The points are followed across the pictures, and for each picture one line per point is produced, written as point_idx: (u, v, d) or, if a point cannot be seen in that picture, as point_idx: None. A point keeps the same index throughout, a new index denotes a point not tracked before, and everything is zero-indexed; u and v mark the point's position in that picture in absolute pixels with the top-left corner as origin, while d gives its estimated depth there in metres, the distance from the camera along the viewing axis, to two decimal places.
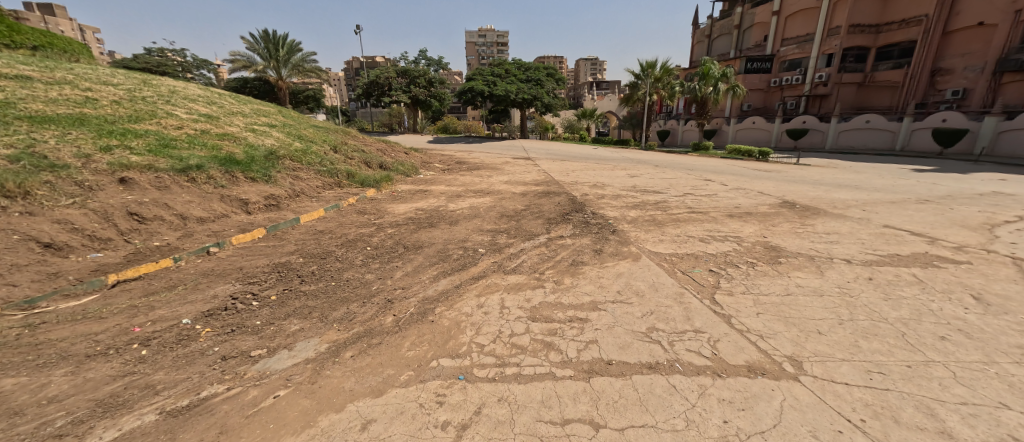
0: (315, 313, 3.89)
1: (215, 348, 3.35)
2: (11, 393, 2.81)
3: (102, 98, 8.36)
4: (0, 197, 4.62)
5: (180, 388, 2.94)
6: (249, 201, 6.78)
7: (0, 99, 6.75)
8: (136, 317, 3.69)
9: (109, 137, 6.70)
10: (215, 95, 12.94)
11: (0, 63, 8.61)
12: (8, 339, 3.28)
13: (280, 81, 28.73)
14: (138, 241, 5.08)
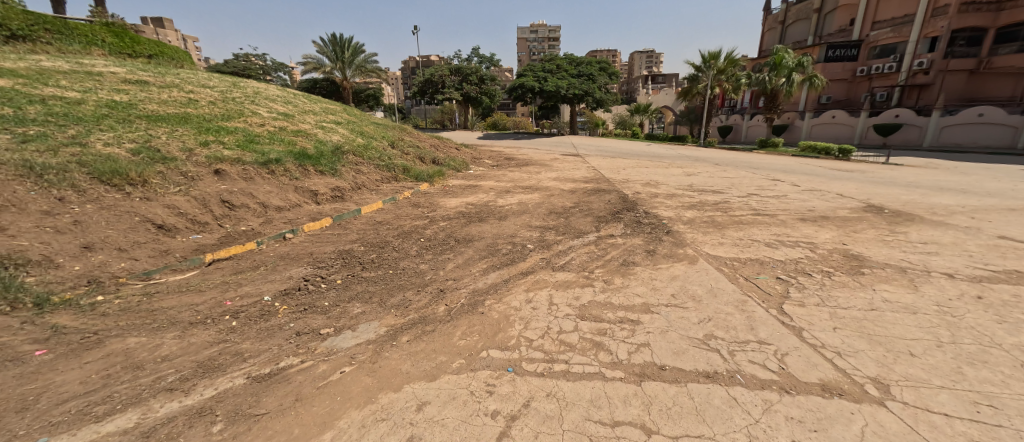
0: (375, 298, 4.17)
1: (291, 324, 3.71)
2: (135, 349, 3.33)
3: (201, 99, 9.53)
4: (125, 184, 5.46)
5: (262, 357, 3.30)
6: (318, 192, 7.36)
7: (125, 101, 7.95)
8: (227, 292, 4.20)
9: (207, 133, 7.63)
10: (290, 95, 14.14)
11: (126, 71, 10.15)
12: (131, 304, 3.89)
13: (345, 81, 30.63)
14: (228, 226, 5.75)
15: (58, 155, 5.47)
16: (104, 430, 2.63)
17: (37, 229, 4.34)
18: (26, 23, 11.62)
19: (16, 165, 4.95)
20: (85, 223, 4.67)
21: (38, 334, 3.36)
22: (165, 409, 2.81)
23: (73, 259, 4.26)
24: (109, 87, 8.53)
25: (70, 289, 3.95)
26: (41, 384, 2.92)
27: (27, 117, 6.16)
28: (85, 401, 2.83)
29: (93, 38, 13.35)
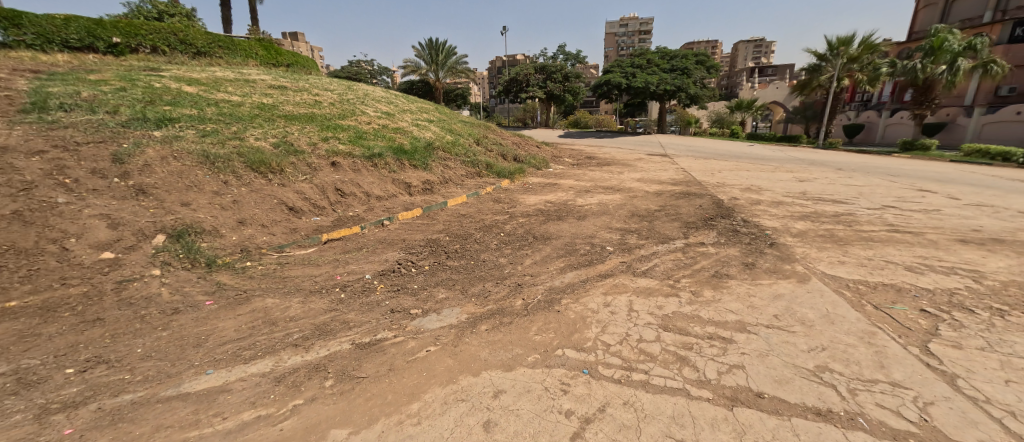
0: (458, 286, 4.40)
1: (387, 301, 4.10)
2: (273, 307, 3.98)
3: (324, 101, 10.90)
4: (268, 172, 6.52)
5: (364, 328, 3.69)
6: (411, 184, 7.94)
7: (270, 104, 9.46)
8: (338, 268, 4.79)
9: (327, 130, 8.72)
10: (393, 96, 15.45)
11: (271, 78, 12.10)
12: (268, 270, 4.67)
13: (438, 82, 31.62)
14: (339, 211, 6.52)
15: (224, 146, 6.73)
16: (248, 373, 3.11)
17: (209, 205, 5.44)
18: (206, 42, 14.47)
19: (197, 155, 6.24)
20: (240, 202, 5.71)
21: (208, 287, 4.23)
22: (291, 361, 3.24)
23: (231, 230, 5.24)
24: (260, 92, 10.24)
25: (228, 255, 4.87)
26: (207, 329, 3.61)
27: (206, 116, 7.67)
28: (238, 345, 3.41)
29: (249, 52, 15.98)
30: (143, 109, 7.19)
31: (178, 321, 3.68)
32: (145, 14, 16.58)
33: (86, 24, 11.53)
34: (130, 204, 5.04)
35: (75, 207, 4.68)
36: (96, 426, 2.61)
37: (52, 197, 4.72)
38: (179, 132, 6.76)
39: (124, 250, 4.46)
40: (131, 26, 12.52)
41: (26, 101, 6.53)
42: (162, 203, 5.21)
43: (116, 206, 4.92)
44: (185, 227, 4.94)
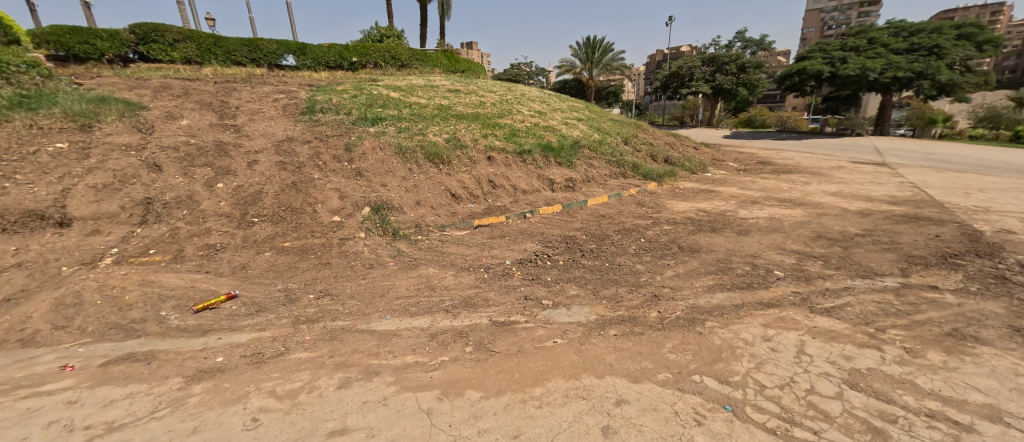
0: (590, 285, 4.41)
1: (522, 288, 4.37)
2: (433, 275, 4.62)
3: (487, 101, 11.98)
4: (439, 163, 7.52)
5: (500, 308, 4.00)
6: (554, 181, 8.13)
7: (446, 104, 10.85)
8: (486, 250, 5.29)
9: (488, 128, 9.56)
10: (547, 95, 16.12)
11: (449, 83, 13.86)
12: (432, 245, 5.44)
13: (591, 80, 31.33)
14: (490, 200, 7.13)
15: (412, 140, 7.99)
16: (412, 326, 3.64)
17: (398, 187, 6.59)
18: (409, 56, 17.14)
19: (395, 147, 7.57)
20: (418, 187, 6.76)
21: (392, 251, 5.15)
22: (443, 324, 3.69)
23: (410, 209, 6.24)
24: (440, 95, 11.84)
25: (407, 228, 5.82)
26: (387, 284, 4.38)
27: (402, 116, 9.24)
28: (407, 301, 4.05)
29: (437, 63, 18.35)
30: (366, 111, 9.05)
31: (371, 274, 4.59)
32: (372, 37, 20.52)
33: (339, 49, 15.25)
34: (354, 183, 6.49)
35: (325, 183, 6.27)
36: (323, 338, 3.41)
37: (311, 174, 6.42)
38: (385, 128, 8.29)
39: (346, 216, 5.78)
40: (363, 48, 15.79)
41: (304, 106, 8.96)
42: (371, 183, 6.54)
43: (343, 184, 6.36)
44: (382, 203, 6.09)
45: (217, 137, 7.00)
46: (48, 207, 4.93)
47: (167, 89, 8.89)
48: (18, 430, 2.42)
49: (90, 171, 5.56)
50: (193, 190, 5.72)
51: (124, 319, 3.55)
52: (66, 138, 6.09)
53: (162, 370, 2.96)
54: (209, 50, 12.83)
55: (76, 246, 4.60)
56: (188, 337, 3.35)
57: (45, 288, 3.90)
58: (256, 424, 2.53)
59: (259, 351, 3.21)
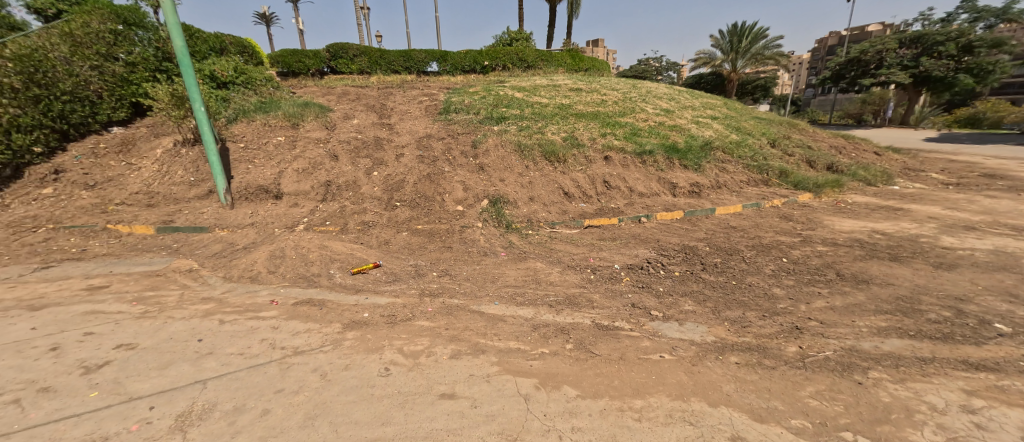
0: (709, 303, 4.07)
1: (629, 294, 4.24)
2: (541, 269, 4.76)
3: (608, 100, 11.71)
4: (555, 161, 7.62)
5: (605, 311, 3.95)
6: (677, 185, 7.58)
7: (566, 103, 10.94)
8: (594, 251, 5.25)
9: (607, 127, 9.35)
10: (676, 92, 15.14)
11: (570, 82, 13.93)
12: (542, 240, 5.59)
13: (733, 73, 27.13)
14: (602, 201, 7.02)
15: (531, 138, 8.25)
16: (517, 314, 3.83)
17: (515, 183, 6.90)
18: (535, 57, 17.55)
19: (515, 145, 7.90)
20: (533, 183, 6.99)
21: (504, 243, 5.47)
22: (545, 317, 3.80)
23: (524, 204, 6.49)
24: (562, 94, 11.96)
25: (519, 223, 6.07)
26: (497, 273, 4.66)
27: (525, 115, 9.59)
28: (515, 291, 4.27)
29: (561, 62, 18.28)
30: (492, 111, 9.61)
31: (485, 262, 4.94)
32: (502, 41, 21.46)
33: (474, 55, 16.48)
34: (477, 177, 6.98)
35: (453, 175, 6.85)
36: (442, 312, 3.79)
37: (442, 167, 7.10)
38: (507, 126, 8.71)
39: (467, 206, 6.27)
40: (494, 51, 16.80)
41: (440, 108, 9.93)
42: (491, 178, 6.97)
43: (467, 178, 6.87)
44: (498, 196, 6.45)
45: (376, 134, 8.16)
46: (270, 183, 6.41)
47: (346, 94, 10.73)
48: (246, 340, 3.20)
49: (296, 158, 6.98)
50: (358, 176, 6.81)
51: (307, 271, 4.45)
52: (280, 133, 7.68)
53: (330, 316, 3.62)
54: (377, 61, 15.00)
55: (285, 214, 5.94)
56: (344, 294, 4.04)
57: (255, 243, 5.08)
58: (387, 373, 2.95)
59: (393, 313, 3.72)
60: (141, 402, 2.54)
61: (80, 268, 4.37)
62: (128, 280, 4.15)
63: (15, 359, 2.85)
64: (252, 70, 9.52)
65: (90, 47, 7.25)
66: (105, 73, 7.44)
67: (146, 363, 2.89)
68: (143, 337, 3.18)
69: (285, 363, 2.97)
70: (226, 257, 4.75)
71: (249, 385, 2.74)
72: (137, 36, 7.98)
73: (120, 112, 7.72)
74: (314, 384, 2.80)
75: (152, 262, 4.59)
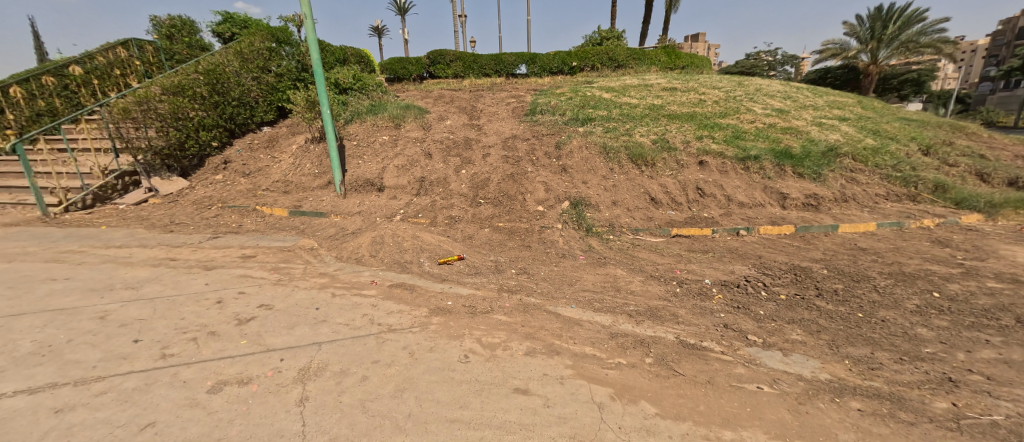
0: (823, 335, 3.54)
1: (722, 314, 3.89)
2: (621, 277, 4.63)
3: (708, 99, 10.78)
4: (642, 165, 7.27)
5: (693, 329, 3.68)
6: (788, 196, 6.63)
7: (658, 104, 10.36)
8: (679, 263, 4.95)
9: (704, 129, 8.60)
10: (793, 89, 13.38)
11: (664, 81, 13.16)
12: (623, 246, 5.43)
13: (874, 66, 21.03)
14: (693, 209, 6.49)
15: (618, 140, 7.99)
16: (594, 320, 3.78)
17: (598, 186, 6.75)
18: (626, 56, 16.88)
19: (600, 147, 7.74)
20: (617, 187, 6.75)
21: (583, 246, 5.44)
22: (624, 327, 3.68)
23: (606, 208, 6.33)
24: (654, 94, 11.38)
25: (600, 226, 5.94)
26: (575, 276, 4.64)
27: (612, 116, 9.33)
28: (592, 296, 4.21)
29: (654, 60, 17.31)
30: (579, 112, 9.52)
31: (563, 264, 4.96)
32: (593, 41, 20.93)
33: (562, 56, 16.36)
34: (559, 178, 7.00)
35: (535, 175, 6.96)
36: (520, 309, 3.91)
37: (525, 167, 7.26)
38: (593, 128, 8.57)
39: (548, 207, 6.34)
40: (583, 52, 16.43)
41: (527, 109, 10.14)
42: (573, 180, 6.93)
43: (550, 178, 6.93)
44: (579, 198, 6.39)
45: (466, 134, 8.60)
46: (375, 177, 7.18)
47: (441, 97, 11.54)
48: (352, 313, 3.68)
49: (397, 155, 7.67)
50: (448, 173, 7.26)
51: (401, 257, 4.92)
52: (385, 133, 8.51)
53: (418, 299, 3.99)
54: (470, 65, 15.91)
55: (386, 205, 6.55)
56: (432, 281, 4.41)
57: (361, 229, 5.70)
58: (466, 361, 3.14)
59: (473, 304, 3.95)
60: (275, 353, 3.08)
61: (233, 239, 5.40)
62: (266, 252, 5.02)
63: (196, 306, 3.66)
64: (368, 77, 10.73)
65: (253, 61, 8.86)
66: (261, 82, 9.08)
67: (279, 323, 3.48)
68: (277, 301, 3.84)
69: (381, 338, 3.34)
70: (338, 239, 5.45)
71: (353, 353, 3.14)
72: (285, 52, 9.58)
73: (268, 114, 9.35)
74: (404, 361, 3.10)
75: (282, 239, 5.47)
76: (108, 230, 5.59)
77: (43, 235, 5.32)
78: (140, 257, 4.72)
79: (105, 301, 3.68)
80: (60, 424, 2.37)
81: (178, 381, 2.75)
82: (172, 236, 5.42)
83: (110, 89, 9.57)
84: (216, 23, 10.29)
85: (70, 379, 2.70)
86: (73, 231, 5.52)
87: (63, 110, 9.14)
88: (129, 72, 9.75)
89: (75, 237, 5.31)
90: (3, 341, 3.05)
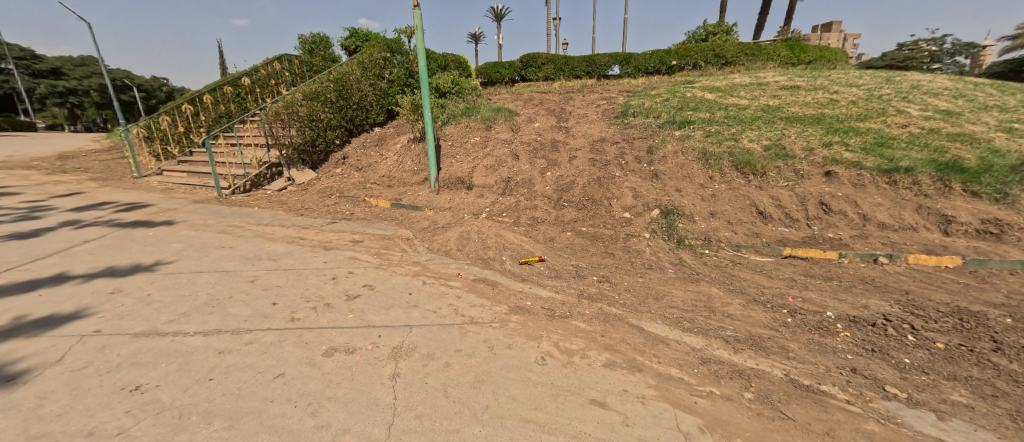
0: (1004, 403, 2.73)
1: (849, 356, 3.27)
2: (716, 297, 4.22)
3: (842, 99, 9.11)
4: (750, 173, 6.47)
5: (808, 368, 3.16)
6: (954, 219, 5.19)
7: (775, 105, 9.11)
8: (792, 289, 4.33)
9: (834, 134, 7.25)
10: (967, 86, 10.69)
11: (785, 79, 11.56)
12: (721, 263, 4.96)
13: None
14: (816, 228, 5.45)
15: (720, 146, 7.27)
16: (683, 340, 3.50)
17: (693, 194, 6.21)
18: (736, 52, 15.04)
19: (699, 152, 7.17)
20: (717, 197, 6.11)
21: (674, 259, 5.09)
22: (718, 353, 3.33)
23: (702, 219, 5.80)
24: (769, 94, 10.08)
25: (693, 239, 5.49)
26: (663, 290, 4.37)
27: (715, 119, 8.54)
28: (682, 314, 3.89)
29: (773, 55, 15.04)
30: (676, 114, 8.97)
31: (648, 276, 4.72)
32: (697, 37, 19.19)
33: (661, 55, 15.36)
34: (649, 184, 6.65)
35: (623, 181, 6.73)
36: (600, 318, 3.81)
37: (613, 172, 7.07)
38: (691, 132, 7.96)
39: (635, 214, 6.07)
40: (685, 49, 15.19)
41: (618, 111, 9.80)
42: (665, 187, 6.51)
43: (639, 184, 6.62)
44: (671, 208, 5.97)
45: (553, 136, 8.61)
46: (465, 176, 7.58)
47: (531, 100, 11.73)
48: (439, 302, 3.98)
49: (486, 156, 7.97)
50: (533, 175, 7.35)
51: (485, 253, 5.17)
52: (476, 134, 8.90)
53: (499, 295, 4.17)
54: (561, 68, 16.08)
55: (473, 203, 6.88)
56: (512, 279, 4.55)
57: (450, 224, 6.14)
58: (543, 363, 3.16)
59: (552, 308, 3.97)
60: (374, 329, 3.47)
61: (346, 225, 6.20)
62: (371, 239, 5.67)
63: (317, 280, 4.31)
64: (465, 83, 11.40)
65: (372, 69, 10.07)
66: (376, 88, 10.22)
67: (379, 302, 3.91)
68: (378, 282, 4.33)
69: (464, 329, 3.54)
70: (430, 232, 5.91)
71: (439, 339, 3.38)
72: (396, 60, 10.73)
73: (380, 116, 10.49)
74: (484, 354, 3.23)
75: (383, 228, 6.11)
76: (258, 211, 6.84)
77: (217, 212, 6.71)
78: (279, 234, 5.71)
79: (254, 269, 4.52)
80: (221, 363, 2.98)
81: (301, 341, 3.27)
82: (301, 219, 6.44)
83: (267, 96, 11.66)
84: (346, 37, 12.14)
85: (229, 328, 3.39)
86: (235, 210, 6.87)
87: (236, 112, 11.04)
88: (281, 82, 11.96)
89: (236, 214, 6.59)
90: (189, 291, 3.95)
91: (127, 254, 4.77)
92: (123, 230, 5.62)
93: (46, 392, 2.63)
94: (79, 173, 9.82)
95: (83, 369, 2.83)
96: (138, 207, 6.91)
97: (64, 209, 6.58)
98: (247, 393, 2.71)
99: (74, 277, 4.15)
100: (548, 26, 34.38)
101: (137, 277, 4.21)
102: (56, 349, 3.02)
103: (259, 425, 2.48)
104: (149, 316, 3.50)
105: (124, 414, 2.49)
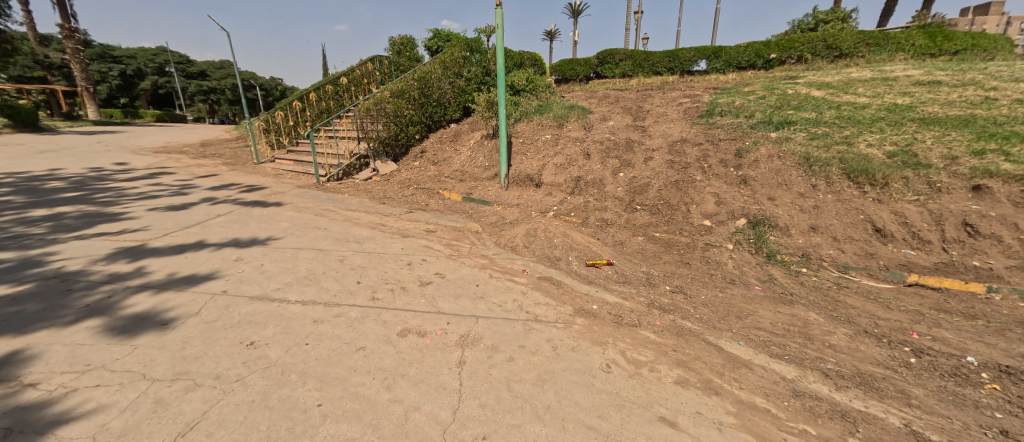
0: None
1: (996, 413, 2.65)
2: (813, 323, 3.70)
3: (1004, 97, 7.31)
4: (866, 183, 5.53)
5: (938, 421, 2.62)
6: None
7: (906, 104, 7.65)
8: (918, 324, 3.63)
9: (989, 139, 5.84)
10: None
11: (922, 73, 9.67)
12: (822, 285, 4.34)
13: None
14: (955, 254, 4.45)
15: (829, 151, 6.33)
16: (770, 367, 3.13)
17: (790, 204, 5.51)
18: (854, 42, 12.88)
19: (800, 157, 6.33)
20: (821, 208, 5.34)
21: (761, 275, 4.57)
22: (815, 387, 2.92)
23: (801, 233, 5.10)
24: (897, 91, 8.49)
25: (788, 254, 4.88)
26: (748, 309, 3.94)
27: (822, 120, 7.45)
28: (770, 338, 3.48)
29: (904, 44, 12.51)
30: (773, 113, 8.01)
31: (730, 291, 4.30)
32: (803, 27, 16.92)
33: (757, 47, 13.83)
34: (735, 190, 6.06)
35: (704, 186, 6.22)
36: (670, 331, 3.57)
37: (693, 175, 6.55)
38: (791, 133, 7.06)
39: (717, 223, 5.58)
40: (788, 40, 13.52)
41: (704, 109, 9.06)
42: (755, 194, 5.87)
43: (723, 190, 6.07)
44: (763, 217, 5.35)
45: (628, 136, 8.24)
46: (534, 173, 7.59)
47: (606, 97, 11.32)
48: (504, 297, 4.05)
49: (556, 154, 7.90)
50: (604, 175, 7.13)
51: (551, 252, 5.14)
52: (548, 131, 8.84)
53: (563, 297, 4.10)
54: (640, 64, 15.33)
55: (541, 201, 6.87)
56: (578, 281, 4.46)
57: (517, 220, 6.20)
58: (609, 370, 3.05)
59: (620, 314, 3.82)
60: (444, 316, 3.65)
61: (421, 215, 6.60)
62: (443, 230, 5.96)
63: (394, 265, 4.65)
64: (539, 79, 11.33)
65: (452, 68, 10.52)
66: (454, 85, 10.62)
67: (448, 291, 4.11)
68: (448, 272, 4.54)
69: (528, 326, 3.57)
70: (497, 227, 6.03)
71: (504, 333, 3.45)
72: (474, 59, 11.08)
73: (456, 113, 10.94)
74: (547, 353, 3.22)
75: (454, 220, 6.38)
76: (348, 197, 7.57)
77: (315, 197, 7.56)
78: (364, 220, 6.28)
79: (343, 250, 5.02)
80: (315, 330, 3.36)
81: (380, 320, 3.56)
82: (383, 207, 7.00)
83: (360, 93, 12.81)
84: (428, 38, 12.90)
85: (322, 301, 3.81)
86: (330, 196, 7.67)
87: (334, 109, 12.42)
88: (372, 81, 13.06)
89: (330, 200, 7.36)
90: (292, 265, 4.51)
91: (247, 229, 5.60)
92: (245, 208, 6.61)
93: (187, 337, 3.20)
94: (217, 158, 11.70)
95: (214, 322, 3.40)
96: (257, 189, 8.07)
97: (204, 188, 7.91)
98: (335, 361, 3.02)
99: (210, 244, 4.99)
100: (629, 19, 32.58)
101: (254, 248, 4.93)
102: (195, 303, 3.67)
103: (344, 391, 2.75)
104: (262, 283, 4.08)
105: (242, 364, 2.94)
